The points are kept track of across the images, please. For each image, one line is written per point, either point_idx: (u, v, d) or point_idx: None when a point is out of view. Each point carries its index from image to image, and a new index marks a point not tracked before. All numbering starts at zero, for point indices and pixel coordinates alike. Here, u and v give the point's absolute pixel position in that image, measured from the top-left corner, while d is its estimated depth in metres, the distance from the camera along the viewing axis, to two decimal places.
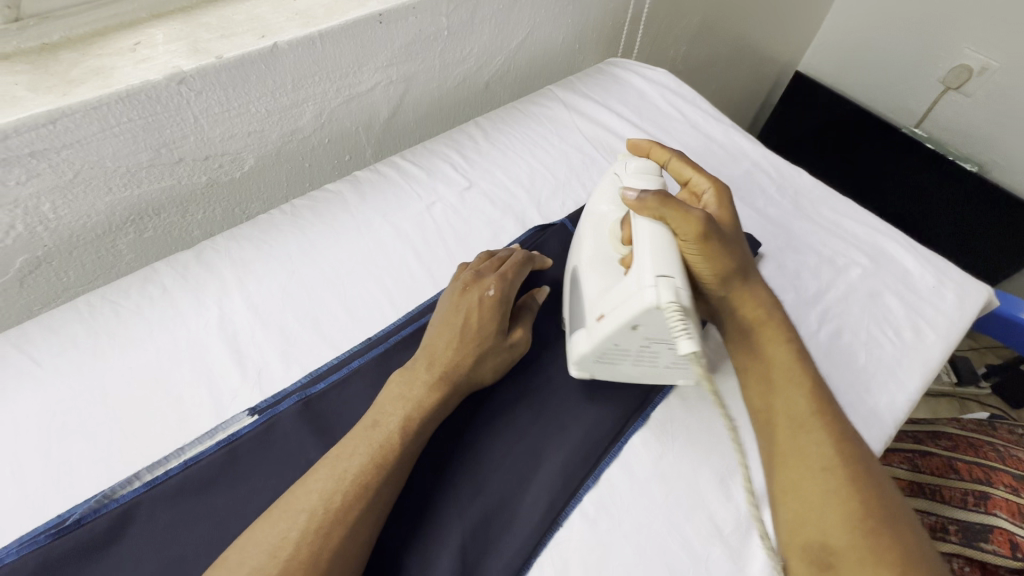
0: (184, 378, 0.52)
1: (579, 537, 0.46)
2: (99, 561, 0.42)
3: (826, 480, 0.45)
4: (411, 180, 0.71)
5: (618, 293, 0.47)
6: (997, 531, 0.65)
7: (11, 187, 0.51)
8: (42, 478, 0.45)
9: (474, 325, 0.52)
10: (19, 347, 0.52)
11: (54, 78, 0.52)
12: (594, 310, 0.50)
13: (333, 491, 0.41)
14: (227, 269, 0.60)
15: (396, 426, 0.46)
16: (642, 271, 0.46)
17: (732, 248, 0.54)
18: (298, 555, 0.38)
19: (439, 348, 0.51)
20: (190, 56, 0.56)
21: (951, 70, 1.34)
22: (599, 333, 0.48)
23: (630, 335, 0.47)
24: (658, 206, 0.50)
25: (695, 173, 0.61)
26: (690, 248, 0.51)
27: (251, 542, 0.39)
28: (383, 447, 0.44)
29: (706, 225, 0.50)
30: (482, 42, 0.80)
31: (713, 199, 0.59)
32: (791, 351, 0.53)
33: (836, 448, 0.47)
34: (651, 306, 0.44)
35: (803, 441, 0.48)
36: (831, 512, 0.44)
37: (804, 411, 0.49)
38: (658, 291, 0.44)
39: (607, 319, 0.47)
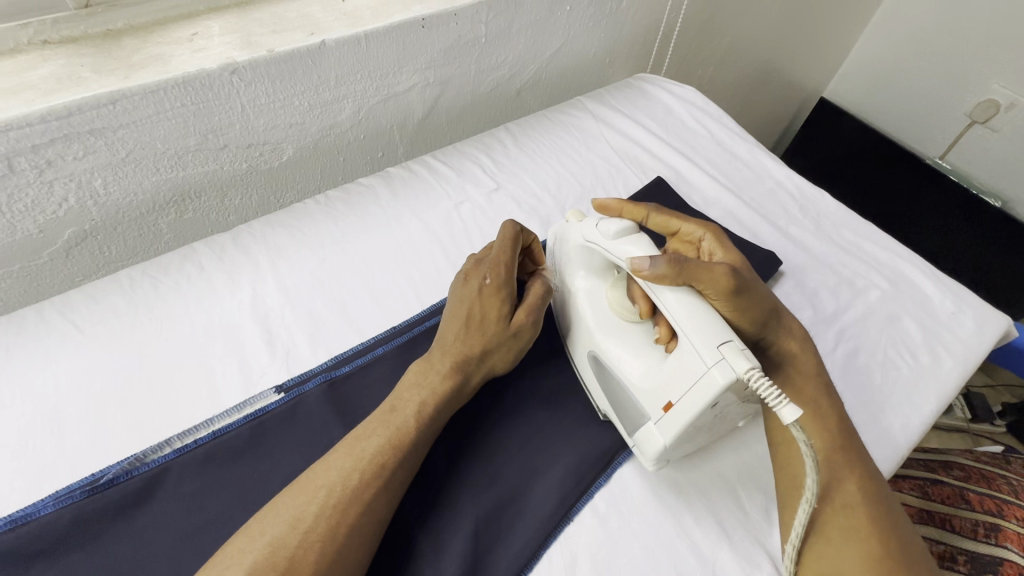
0: (216, 354, 0.54)
1: (589, 532, 0.47)
2: (128, 522, 0.44)
3: (845, 517, 0.47)
4: (442, 179, 0.73)
5: (680, 374, 0.45)
6: (1007, 564, 0.65)
7: (69, 161, 0.54)
8: (79, 437, 0.48)
9: (479, 317, 0.52)
10: (63, 313, 0.55)
11: (116, 62, 0.55)
12: (656, 401, 0.47)
13: (352, 470, 0.42)
14: (261, 254, 0.62)
15: (412, 412, 0.47)
16: (698, 346, 0.44)
17: (760, 293, 0.53)
18: (316, 529, 0.39)
19: (448, 339, 0.52)
20: (243, 49, 0.59)
21: (977, 105, 1.36)
22: (673, 426, 0.45)
23: (708, 413, 0.45)
24: (680, 275, 0.47)
25: (683, 223, 0.61)
26: (718, 301, 0.50)
27: (272, 511, 0.40)
28: (398, 431, 0.46)
29: (733, 277, 0.49)
30: (517, 50, 0.82)
31: (714, 244, 0.59)
32: (817, 391, 0.54)
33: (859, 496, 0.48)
34: (733, 382, 0.42)
35: (825, 489, 0.49)
36: (849, 548, 0.46)
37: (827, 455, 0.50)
38: (729, 363, 0.42)
39: (682, 408, 0.45)
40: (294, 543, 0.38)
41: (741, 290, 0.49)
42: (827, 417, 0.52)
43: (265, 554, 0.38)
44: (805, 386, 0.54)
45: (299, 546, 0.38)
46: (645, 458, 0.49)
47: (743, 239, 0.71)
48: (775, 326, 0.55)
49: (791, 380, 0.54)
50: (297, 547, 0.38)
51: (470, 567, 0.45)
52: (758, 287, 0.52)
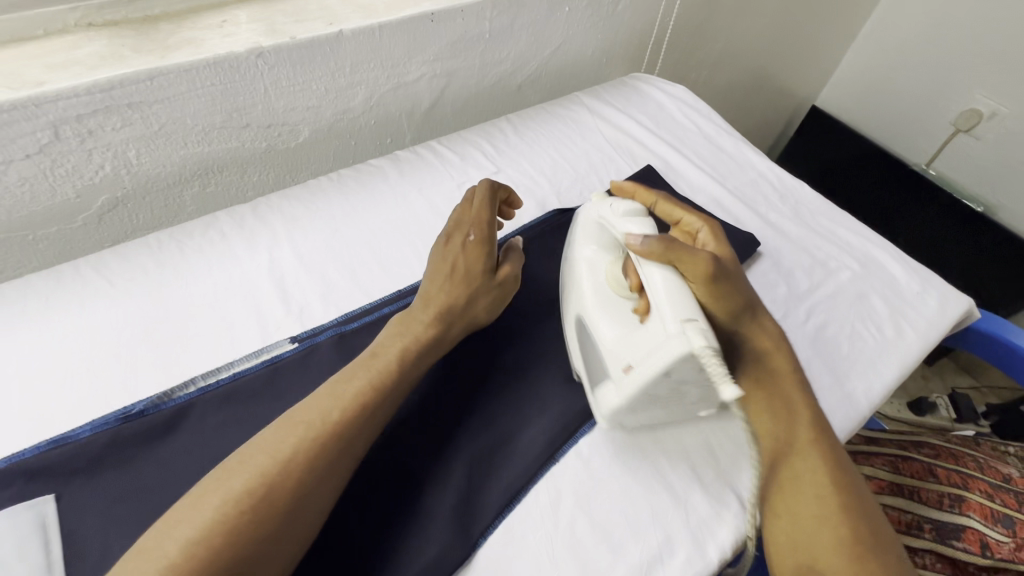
0: (236, 308, 0.59)
1: (573, 471, 0.52)
2: (157, 448, 0.49)
3: (816, 501, 0.51)
4: (446, 162, 0.79)
5: (646, 341, 0.49)
6: (969, 531, 0.72)
7: (108, 132, 0.60)
8: (111, 376, 0.52)
9: (463, 271, 0.57)
10: (97, 269, 0.60)
11: (153, 44, 0.61)
12: (617, 361, 0.51)
13: (331, 409, 0.46)
14: (279, 223, 0.67)
15: (393, 357, 0.51)
16: (666, 320, 0.49)
17: (739, 286, 0.58)
18: (313, 448, 0.43)
19: (432, 290, 0.56)
20: (268, 35, 0.64)
21: (961, 114, 1.42)
22: (629, 386, 0.49)
23: (663, 382, 0.48)
24: (664, 253, 0.53)
25: (686, 213, 0.65)
26: (696, 287, 0.55)
27: (271, 431, 0.44)
28: (381, 372, 0.50)
29: (713, 265, 0.54)
30: (518, 47, 0.88)
31: (709, 236, 0.63)
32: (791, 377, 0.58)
33: (832, 478, 0.52)
34: (686, 354, 0.46)
35: (798, 466, 0.53)
36: (822, 532, 0.49)
37: (802, 438, 0.54)
38: (687, 338, 0.47)
39: (640, 372, 0.49)
40: (291, 455, 0.42)
41: (717, 279, 0.54)
42: (797, 407, 0.56)
43: (268, 463, 0.42)
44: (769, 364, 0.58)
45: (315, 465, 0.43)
46: (599, 413, 0.53)
47: (725, 222, 0.76)
48: (749, 319, 0.59)
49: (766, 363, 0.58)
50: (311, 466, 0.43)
51: (464, 497, 0.49)
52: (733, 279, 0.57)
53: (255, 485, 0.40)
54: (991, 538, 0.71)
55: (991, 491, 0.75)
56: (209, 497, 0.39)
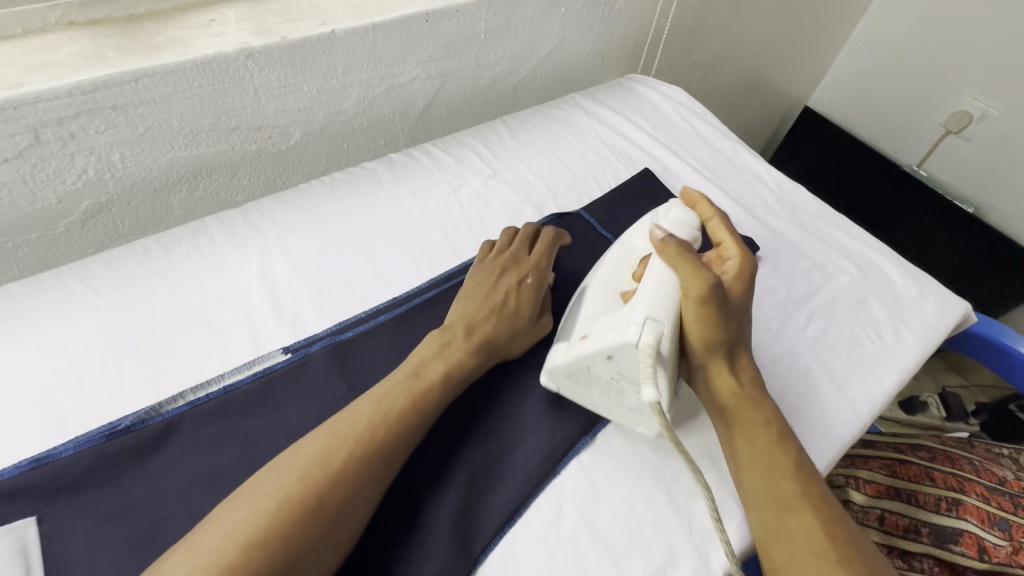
0: (226, 318, 0.57)
1: (575, 483, 0.51)
2: (144, 466, 0.47)
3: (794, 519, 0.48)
4: (442, 165, 0.77)
5: (608, 321, 0.51)
6: (967, 535, 0.72)
7: (91, 135, 0.58)
8: (96, 389, 0.51)
9: (512, 304, 0.58)
10: (80, 278, 0.58)
11: (138, 43, 0.59)
12: (580, 330, 0.54)
13: (378, 421, 0.45)
14: (270, 229, 0.65)
15: (434, 377, 0.50)
16: (636, 308, 0.50)
17: (730, 323, 0.54)
18: (342, 469, 0.42)
19: (479, 320, 0.56)
20: (258, 35, 0.63)
21: (951, 115, 1.43)
22: (576, 350, 0.52)
23: (603, 364, 0.51)
24: (673, 255, 0.53)
25: (729, 239, 0.59)
26: (687, 303, 0.53)
27: (298, 451, 0.42)
28: (417, 390, 0.49)
29: (710, 289, 0.52)
30: (514, 48, 0.87)
31: (734, 268, 0.57)
32: (772, 427, 0.53)
33: (830, 535, 0.47)
34: (630, 342, 0.48)
35: (767, 481, 0.50)
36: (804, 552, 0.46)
37: (792, 492, 0.49)
38: (639, 330, 0.48)
39: (590, 343, 0.51)
40: (322, 479, 0.41)
41: (711, 304, 0.52)
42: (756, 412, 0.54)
43: (296, 487, 0.40)
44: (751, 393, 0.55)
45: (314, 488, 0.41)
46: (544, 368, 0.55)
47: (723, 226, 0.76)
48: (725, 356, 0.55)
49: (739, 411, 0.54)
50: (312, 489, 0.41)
51: (464, 512, 0.48)
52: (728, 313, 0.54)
53: (283, 512, 0.38)
54: (988, 542, 0.71)
55: (988, 494, 0.75)
56: (240, 513, 0.38)
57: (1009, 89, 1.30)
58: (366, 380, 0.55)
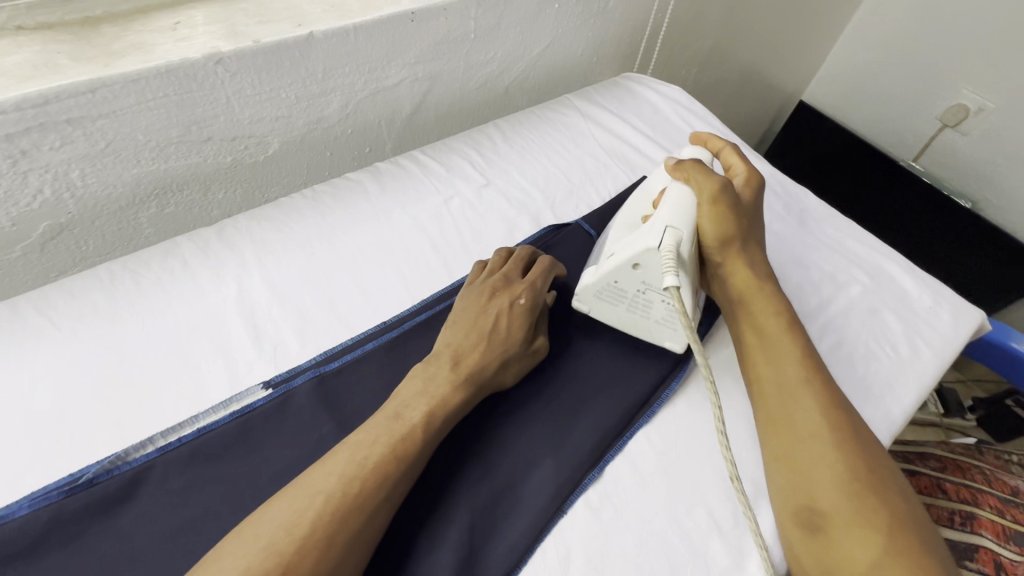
0: (201, 349, 0.53)
1: (583, 524, 0.47)
2: (109, 523, 0.42)
3: (813, 443, 0.48)
4: (431, 174, 0.73)
5: (632, 237, 0.56)
6: (982, 551, 0.69)
7: (44, 152, 0.52)
8: (56, 436, 0.46)
9: (501, 330, 0.54)
10: (37, 309, 0.53)
11: (95, 50, 0.53)
12: (607, 251, 0.59)
13: (352, 477, 0.41)
14: (247, 248, 0.61)
15: (418, 420, 0.46)
16: (656, 220, 0.56)
17: (744, 224, 0.60)
18: (314, 535, 0.38)
19: (467, 348, 0.52)
20: (229, 39, 0.57)
21: (948, 109, 1.40)
22: (604, 266, 0.57)
23: (629, 274, 0.55)
24: (688, 169, 0.60)
25: (738, 160, 0.66)
26: (704, 209, 0.59)
27: (266, 516, 0.39)
28: (397, 437, 0.45)
29: (722, 189, 0.58)
30: (505, 47, 0.82)
31: (744, 182, 0.64)
32: (783, 320, 0.56)
33: (829, 415, 0.49)
34: (652, 246, 0.53)
35: (793, 406, 0.50)
36: (819, 473, 0.46)
37: (798, 379, 0.52)
38: (660, 235, 0.54)
39: (616, 257, 0.56)
40: (291, 548, 0.37)
41: (724, 203, 0.58)
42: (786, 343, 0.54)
43: (260, 559, 0.36)
44: (763, 289, 0.58)
45: (297, 555, 0.37)
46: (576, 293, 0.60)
47: None
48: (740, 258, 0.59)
49: (751, 305, 0.57)
50: (295, 555, 0.37)
51: (463, 561, 0.44)
52: (740, 212, 0.60)
53: None
54: (1004, 558, 0.68)
55: (1002, 507, 0.73)
56: None
57: (1008, 83, 1.28)
58: (355, 414, 0.51)
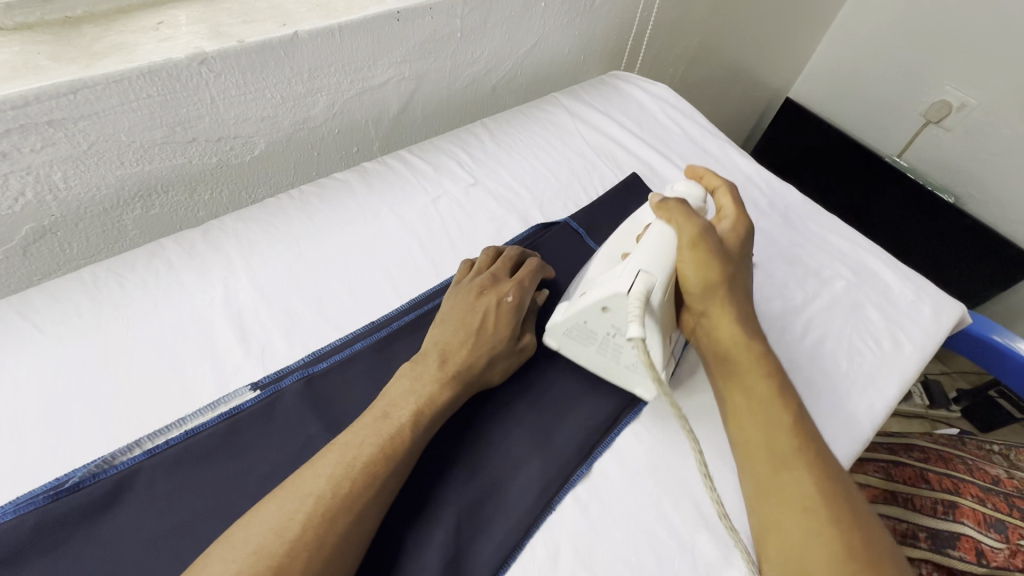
0: (188, 352, 0.53)
1: (572, 520, 0.48)
2: (96, 527, 0.42)
3: (807, 520, 0.44)
4: (419, 174, 0.73)
5: (607, 278, 0.55)
6: (964, 539, 0.70)
7: (26, 154, 0.52)
8: (41, 441, 0.46)
9: (488, 328, 0.54)
10: (21, 312, 0.52)
11: (76, 50, 0.53)
12: (582, 290, 0.57)
13: (342, 478, 0.42)
14: (234, 249, 0.61)
15: (406, 420, 0.46)
16: (630, 264, 0.54)
17: (728, 271, 0.54)
18: (304, 537, 0.38)
19: (454, 346, 0.52)
20: (213, 39, 0.57)
21: (931, 105, 1.42)
22: (575, 307, 0.55)
23: (599, 316, 0.54)
24: (671, 209, 0.57)
25: (727, 199, 0.62)
26: (682, 253, 0.54)
27: (256, 518, 0.39)
28: (387, 437, 0.45)
29: (701, 232, 0.55)
30: (492, 46, 0.82)
31: (732, 225, 0.59)
32: (772, 380, 0.51)
33: (823, 490, 0.45)
34: (621, 292, 0.51)
35: (784, 478, 0.46)
36: (816, 552, 0.42)
37: (787, 449, 0.47)
38: (631, 281, 0.51)
39: (589, 296, 0.54)
40: (280, 550, 0.37)
41: (704, 246, 0.54)
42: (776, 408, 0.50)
43: (249, 561, 0.36)
44: (754, 349, 0.52)
45: (286, 556, 0.37)
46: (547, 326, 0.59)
47: None
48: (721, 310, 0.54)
49: (738, 361, 0.52)
50: (284, 556, 0.37)
51: (452, 559, 0.45)
52: (728, 258, 0.55)
53: None
54: (985, 545, 0.69)
55: (983, 495, 0.74)
56: None
57: (989, 79, 1.30)
58: (344, 415, 0.51)
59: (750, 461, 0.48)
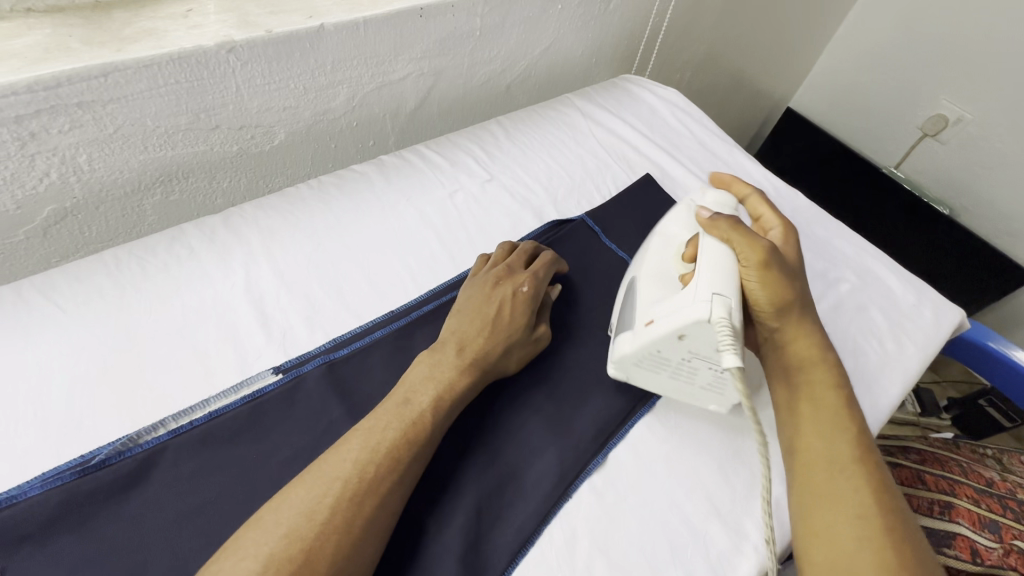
0: (211, 336, 0.53)
1: (587, 507, 0.49)
2: (121, 505, 0.43)
3: (857, 525, 0.44)
4: (435, 168, 0.74)
5: (674, 302, 0.51)
6: (959, 538, 0.72)
7: (53, 135, 0.52)
8: (65, 419, 0.46)
9: (504, 315, 0.55)
10: (43, 293, 0.52)
11: (106, 35, 0.53)
12: (643, 317, 0.54)
13: (368, 462, 0.42)
14: (254, 237, 0.61)
15: (428, 406, 0.47)
16: (700, 285, 0.50)
17: (793, 284, 0.56)
18: (333, 520, 0.39)
19: (470, 333, 0.53)
20: (240, 28, 0.58)
21: (928, 119, 1.46)
22: (644, 336, 0.52)
23: (675, 345, 0.50)
24: (725, 229, 0.55)
25: (769, 212, 0.64)
26: (747, 271, 0.54)
27: (285, 502, 0.40)
28: (412, 423, 0.46)
29: (768, 251, 0.54)
30: (509, 45, 0.84)
31: (782, 237, 0.62)
32: (840, 393, 0.53)
33: (879, 503, 0.46)
34: (703, 319, 0.48)
35: (840, 483, 0.47)
36: (864, 556, 0.43)
37: (848, 458, 0.48)
38: (710, 306, 0.48)
39: (658, 325, 0.51)
40: (311, 532, 0.38)
41: (773, 265, 0.54)
42: (844, 419, 0.51)
43: (280, 543, 0.37)
44: (822, 361, 0.55)
45: (316, 537, 0.38)
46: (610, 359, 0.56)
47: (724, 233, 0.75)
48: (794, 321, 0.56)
49: (808, 377, 0.54)
50: (314, 538, 0.38)
51: (471, 542, 0.46)
52: (791, 273, 0.56)
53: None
54: (980, 545, 0.71)
55: (978, 497, 0.76)
56: None
57: (984, 94, 1.34)
58: (364, 401, 0.52)
59: (808, 463, 0.49)
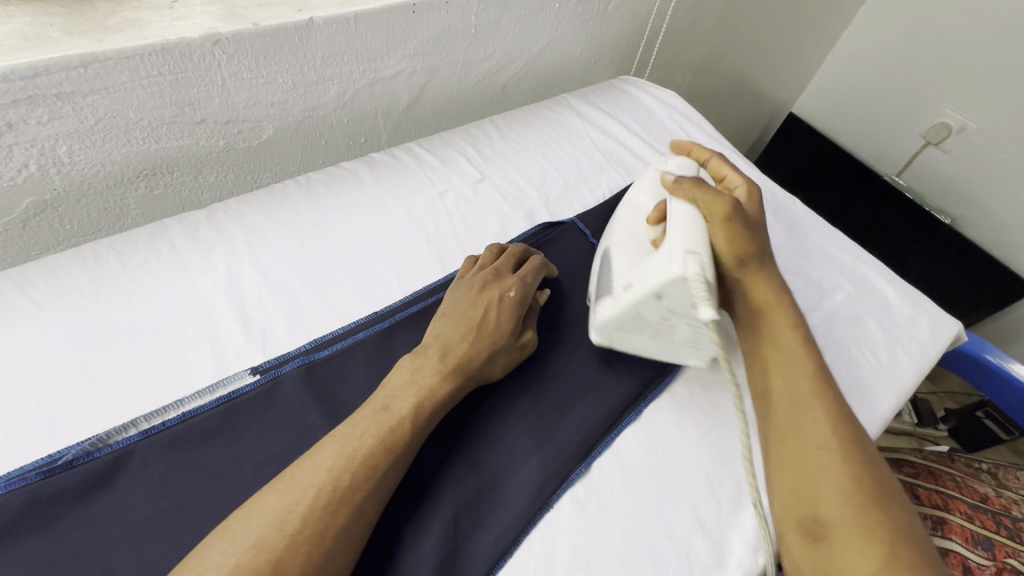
0: (189, 335, 0.52)
1: (569, 518, 0.48)
2: (87, 507, 0.41)
3: (819, 454, 0.46)
4: (427, 167, 0.72)
5: (649, 264, 0.52)
6: (951, 554, 0.71)
7: (32, 125, 0.51)
8: (34, 417, 0.45)
9: (489, 321, 0.54)
10: (19, 287, 0.51)
11: (88, 25, 0.52)
12: (621, 280, 0.55)
13: (342, 469, 0.41)
14: (238, 234, 0.60)
15: (407, 411, 0.46)
16: (671, 248, 0.51)
17: (755, 234, 0.57)
18: (304, 529, 0.38)
19: (454, 338, 0.52)
20: (226, 20, 0.57)
21: (931, 127, 1.44)
22: (624, 300, 0.53)
23: (653, 305, 0.52)
24: (692, 189, 0.56)
25: (732, 171, 0.64)
26: (715, 228, 0.55)
27: (255, 510, 0.38)
28: (390, 429, 0.44)
29: (733, 208, 0.55)
30: (505, 43, 0.83)
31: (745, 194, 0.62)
32: (797, 330, 0.54)
33: (839, 432, 0.47)
34: (678, 278, 0.49)
35: (801, 418, 0.48)
36: (829, 481, 0.44)
37: (809, 393, 0.49)
38: (683, 264, 0.49)
39: (635, 288, 0.52)
40: (280, 541, 0.37)
41: (739, 220, 0.55)
42: (800, 355, 0.52)
43: (248, 553, 0.36)
44: (780, 303, 0.55)
45: (285, 547, 0.37)
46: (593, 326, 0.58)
47: None
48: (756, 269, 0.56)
49: (769, 315, 0.55)
50: (283, 547, 0.37)
51: (447, 553, 0.45)
52: (753, 226, 0.57)
53: None
54: (972, 562, 0.70)
55: (971, 512, 0.75)
56: None
57: (988, 103, 1.32)
58: (343, 404, 0.51)
59: (772, 402, 0.51)
